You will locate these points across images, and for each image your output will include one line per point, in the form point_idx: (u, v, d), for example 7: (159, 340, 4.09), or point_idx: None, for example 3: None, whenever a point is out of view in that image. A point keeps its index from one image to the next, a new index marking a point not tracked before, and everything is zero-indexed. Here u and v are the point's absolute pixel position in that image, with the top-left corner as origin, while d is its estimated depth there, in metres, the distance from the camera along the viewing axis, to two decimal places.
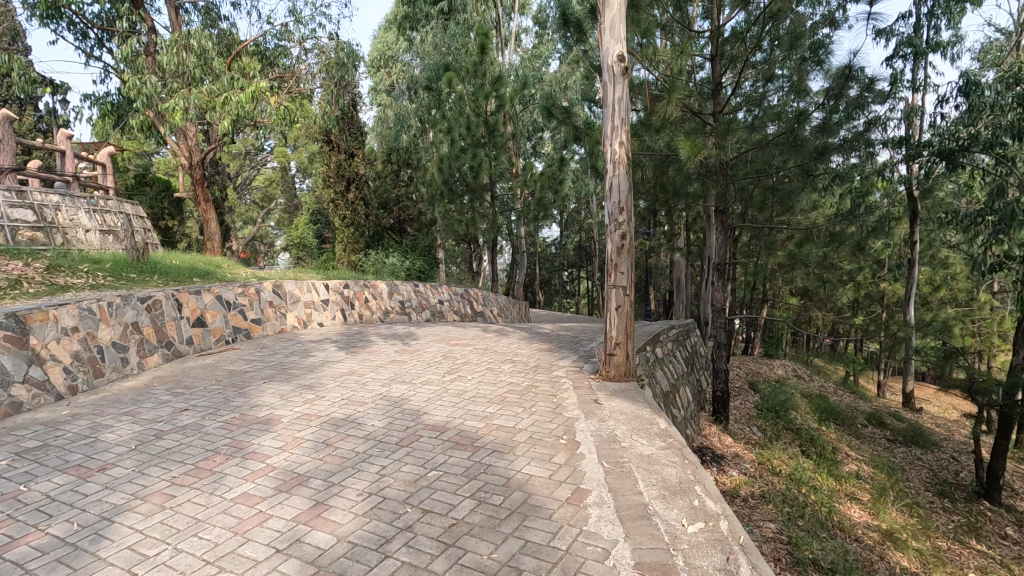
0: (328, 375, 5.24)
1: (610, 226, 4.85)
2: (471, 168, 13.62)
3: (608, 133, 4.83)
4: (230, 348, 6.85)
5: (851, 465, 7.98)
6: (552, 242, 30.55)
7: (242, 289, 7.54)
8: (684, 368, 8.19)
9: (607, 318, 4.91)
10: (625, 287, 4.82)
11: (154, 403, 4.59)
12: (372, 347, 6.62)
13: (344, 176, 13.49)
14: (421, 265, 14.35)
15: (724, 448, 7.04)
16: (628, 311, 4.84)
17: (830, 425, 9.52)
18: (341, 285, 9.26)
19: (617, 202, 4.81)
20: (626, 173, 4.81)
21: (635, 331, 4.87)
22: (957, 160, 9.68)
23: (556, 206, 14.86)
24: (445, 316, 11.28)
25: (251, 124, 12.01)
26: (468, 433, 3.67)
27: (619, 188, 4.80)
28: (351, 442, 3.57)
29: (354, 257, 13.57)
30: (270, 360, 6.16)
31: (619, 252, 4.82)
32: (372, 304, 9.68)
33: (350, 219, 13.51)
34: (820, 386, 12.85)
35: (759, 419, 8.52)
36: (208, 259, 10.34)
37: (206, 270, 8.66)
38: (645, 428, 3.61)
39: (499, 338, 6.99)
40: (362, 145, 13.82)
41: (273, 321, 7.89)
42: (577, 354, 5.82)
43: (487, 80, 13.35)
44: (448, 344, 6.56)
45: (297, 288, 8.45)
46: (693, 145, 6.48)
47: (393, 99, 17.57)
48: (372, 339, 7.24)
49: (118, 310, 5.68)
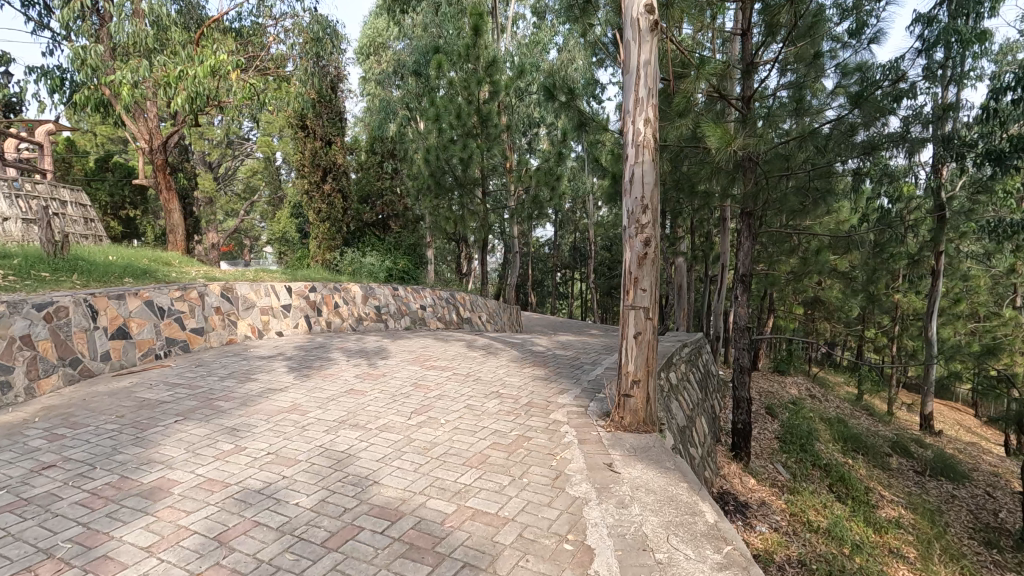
0: (263, 412, 4.10)
1: (629, 228, 3.73)
2: (461, 160, 12.46)
3: (629, 108, 3.70)
4: (158, 365, 5.68)
5: (888, 511, 6.90)
6: (545, 242, 29.48)
7: (180, 294, 6.34)
8: (698, 395, 7.05)
9: (622, 348, 3.80)
10: (647, 309, 3.69)
11: (15, 453, 3.41)
12: (332, 367, 5.48)
13: (320, 165, 12.17)
14: (405, 266, 13.12)
15: (748, 494, 5.95)
16: (649, 340, 3.73)
17: (858, 457, 8.47)
18: (307, 288, 8.10)
19: (639, 196, 3.69)
20: (653, 159, 3.70)
21: (657, 366, 3.76)
22: (1006, 161, 8.54)
23: (550, 205, 13.78)
24: (427, 323, 10.12)
25: (215, 104, 10.75)
26: (429, 526, 2.52)
27: (644, 178, 3.68)
28: (257, 541, 2.42)
29: (328, 254, 12.34)
30: (200, 383, 4.96)
31: (641, 262, 3.69)
32: (343, 310, 8.54)
33: (326, 213, 12.27)
34: (837, 408, 11.80)
35: (782, 453, 7.42)
36: (157, 255, 9.12)
37: (145, 268, 7.45)
38: (687, 527, 2.49)
39: (485, 359, 5.88)
40: (341, 131, 12.52)
41: (219, 331, 6.70)
42: (580, 386, 4.71)
43: (480, 64, 12.22)
44: (423, 367, 5.43)
45: (251, 291, 7.29)
46: (728, 135, 5.39)
47: (381, 85, 16.32)
48: (334, 356, 6.08)
49: (3, 320, 4.47)
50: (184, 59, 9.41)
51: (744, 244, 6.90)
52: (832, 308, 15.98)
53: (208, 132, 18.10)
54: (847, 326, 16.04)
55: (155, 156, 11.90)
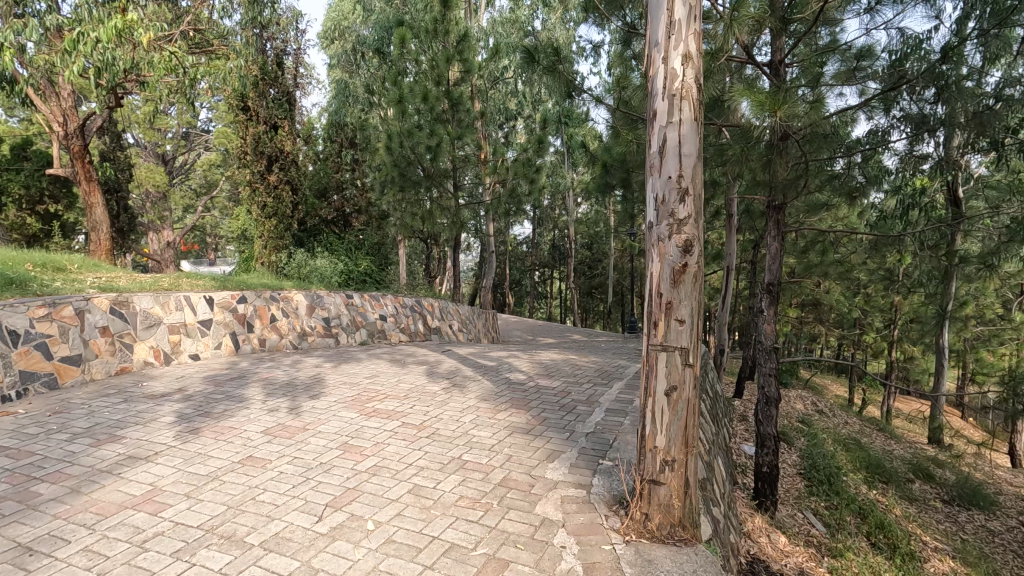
0: (94, 512, 2.62)
1: (658, 225, 2.42)
2: (429, 148, 11.00)
3: (658, 38, 2.39)
4: (2, 411, 4.15)
5: (937, 565, 5.74)
6: (523, 239, 28.23)
7: (48, 311, 4.79)
8: (711, 429, 5.75)
9: (646, 410, 2.49)
10: (686, 351, 2.40)
11: None
12: (234, 415, 3.99)
13: (264, 153, 10.53)
14: (368, 266, 11.82)
15: (784, 561, 4.65)
16: (687, 397, 2.43)
17: (883, 489, 7.36)
18: (234, 298, 6.66)
19: (675, 176, 2.37)
20: (694, 117, 2.38)
21: (698, 435, 2.48)
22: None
23: (529, 200, 12.53)
24: (388, 335, 8.71)
25: (132, 77, 9.04)
26: None
27: (683, 146, 2.36)
28: None
29: (275, 256, 10.74)
30: (39, 445, 3.48)
31: (677, 280, 2.37)
32: (281, 324, 7.13)
33: (272, 207, 10.67)
34: (846, 425, 10.73)
35: (809, 496, 6.16)
36: (49, 257, 7.48)
37: (19, 274, 5.87)
38: None
39: (449, 397, 4.51)
40: (289, 114, 10.86)
41: (105, 359, 5.20)
42: (575, 447, 3.36)
43: (450, 40, 10.97)
44: (360, 414, 4.00)
45: (157, 305, 5.80)
46: (774, 99, 4.10)
47: (344, 69, 14.77)
48: (250, 392, 4.63)
49: None
50: (88, 19, 7.74)
51: (771, 244, 5.40)
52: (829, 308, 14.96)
53: (158, 122, 16.58)
54: (846, 330, 15.08)
55: (70, 143, 10.19)
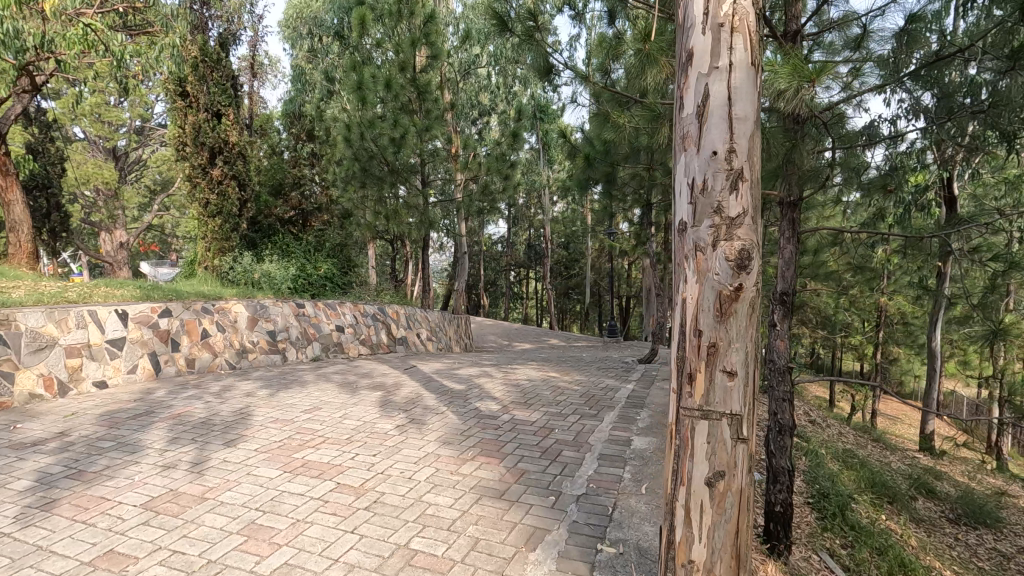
0: None
1: (695, 226, 1.61)
2: (391, 142, 9.91)
3: None
4: None
5: None
6: (497, 239, 27.35)
7: None
8: None
9: (676, 503, 1.67)
10: (737, 419, 1.58)
11: None
12: (114, 477, 3.01)
13: (206, 145, 9.41)
14: (329, 270, 10.81)
15: None
16: (738, 487, 1.60)
17: (893, 513, 6.70)
18: (154, 312, 5.66)
19: (723, 152, 1.57)
20: (750, 61, 1.57)
21: (751, 543, 1.65)
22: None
23: (503, 198, 11.65)
24: (344, 348, 7.76)
25: (45, 54, 7.81)
26: None
27: (734, 105, 1.56)
28: None
29: (219, 259, 9.67)
30: None
31: (726, 311, 1.56)
32: (216, 341, 6.16)
33: (217, 206, 9.59)
34: (840, 436, 10.17)
35: (822, 531, 5.42)
36: None
37: None
38: None
39: (402, 440, 3.60)
40: (234, 101, 9.75)
41: None
42: (561, 526, 2.48)
43: (416, 21, 10.05)
44: (283, 472, 3.07)
45: (50, 323, 4.77)
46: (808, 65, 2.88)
47: (304, 56, 13.67)
48: (150, 437, 3.66)
49: None
50: None
51: (786, 248, 4.35)
52: (813, 309, 14.48)
53: (103, 114, 15.27)
54: (831, 332, 14.60)
55: None
